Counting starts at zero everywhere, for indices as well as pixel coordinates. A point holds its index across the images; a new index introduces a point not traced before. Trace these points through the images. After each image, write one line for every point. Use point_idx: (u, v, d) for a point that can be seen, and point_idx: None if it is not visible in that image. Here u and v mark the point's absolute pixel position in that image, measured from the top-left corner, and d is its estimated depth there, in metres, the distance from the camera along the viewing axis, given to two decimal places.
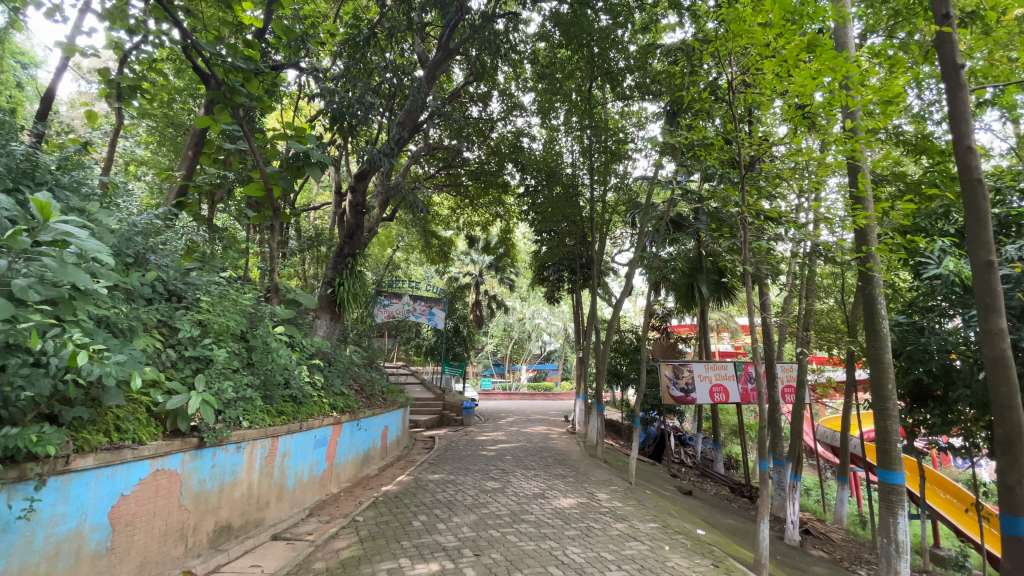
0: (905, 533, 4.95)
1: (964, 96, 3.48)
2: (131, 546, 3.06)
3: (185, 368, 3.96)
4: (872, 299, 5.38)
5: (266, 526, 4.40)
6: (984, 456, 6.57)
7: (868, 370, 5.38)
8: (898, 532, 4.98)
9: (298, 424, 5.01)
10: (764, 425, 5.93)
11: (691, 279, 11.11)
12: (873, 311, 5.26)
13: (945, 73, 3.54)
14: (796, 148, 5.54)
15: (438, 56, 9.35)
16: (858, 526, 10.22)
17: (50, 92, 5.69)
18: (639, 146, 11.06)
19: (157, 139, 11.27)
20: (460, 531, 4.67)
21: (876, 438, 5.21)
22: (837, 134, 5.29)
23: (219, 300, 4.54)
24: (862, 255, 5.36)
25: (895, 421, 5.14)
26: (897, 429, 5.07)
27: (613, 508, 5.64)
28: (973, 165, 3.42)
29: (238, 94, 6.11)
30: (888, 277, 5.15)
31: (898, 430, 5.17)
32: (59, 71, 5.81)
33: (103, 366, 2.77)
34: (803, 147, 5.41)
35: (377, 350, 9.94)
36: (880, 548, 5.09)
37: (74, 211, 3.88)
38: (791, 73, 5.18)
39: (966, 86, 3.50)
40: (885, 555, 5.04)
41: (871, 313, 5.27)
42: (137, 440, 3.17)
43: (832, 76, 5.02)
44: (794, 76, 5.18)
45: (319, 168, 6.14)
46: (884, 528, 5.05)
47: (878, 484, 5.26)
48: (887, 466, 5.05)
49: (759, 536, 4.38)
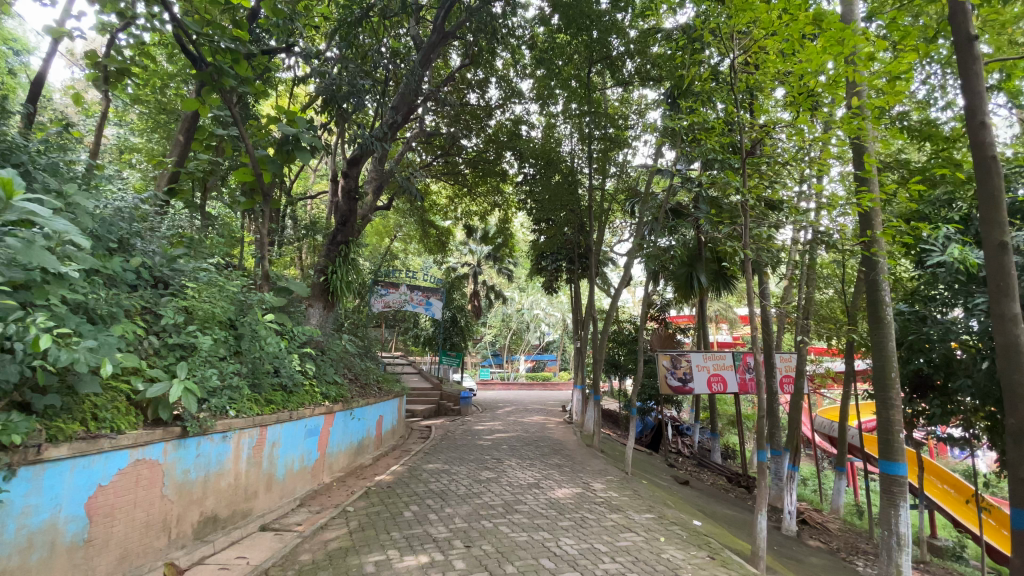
0: (906, 526, 4.82)
1: (978, 67, 3.34)
2: (110, 538, 2.98)
3: (169, 355, 3.80)
4: (876, 285, 5.27)
5: (254, 517, 4.28)
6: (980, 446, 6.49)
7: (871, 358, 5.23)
8: (899, 525, 4.85)
9: (288, 413, 4.89)
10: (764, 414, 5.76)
11: (690, 269, 11.01)
12: (876, 296, 5.15)
13: (958, 45, 3.40)
14: (800, 127, 5.38)
15: (432, 38, 9.00)
16: (855, 517, 10.19)
17: (42, 77, 5.61)
18: (638, 134, 10.97)
19: (151, 127, 11.13)
20: (451, 522, 4.58)
21: (877, 429, 5.09)
22: (843, 115, 5.12)
23: (204, 286, 4.42)
24: (868, 239, 5.21)
25: (898, 411, 4.98)
26: (899, 420, 4.94)
27: (609, 499, 5.57)
28: (986, 141, 3.29)
29: (225, 76, 6.04)
30: (893, 262, 5.04)
31: (901, 420, 5.01)
32: (52, 55, 5.73)
33: (71, 353, 2.66)
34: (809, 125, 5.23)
35: (373, 340, 9.82)
36: (880, 540, 4.97)
37: (51, 191, 3.78)
38: (796, 50, 5.03)
39: (979, 58, 3.36)
40: (885, 548, 4.92)
41: (875, 299, 5.16)
42: (114, 429, 3.05)
43: (837, 54, 4.83)
44: (798, 54, 5.05)
45: (309, 153, 6.00)
46: (884, 519, 4.92)
47: (880, 475, 5.11)
48: (890, 457, 4.90)
49: (758, 526, 4.31)
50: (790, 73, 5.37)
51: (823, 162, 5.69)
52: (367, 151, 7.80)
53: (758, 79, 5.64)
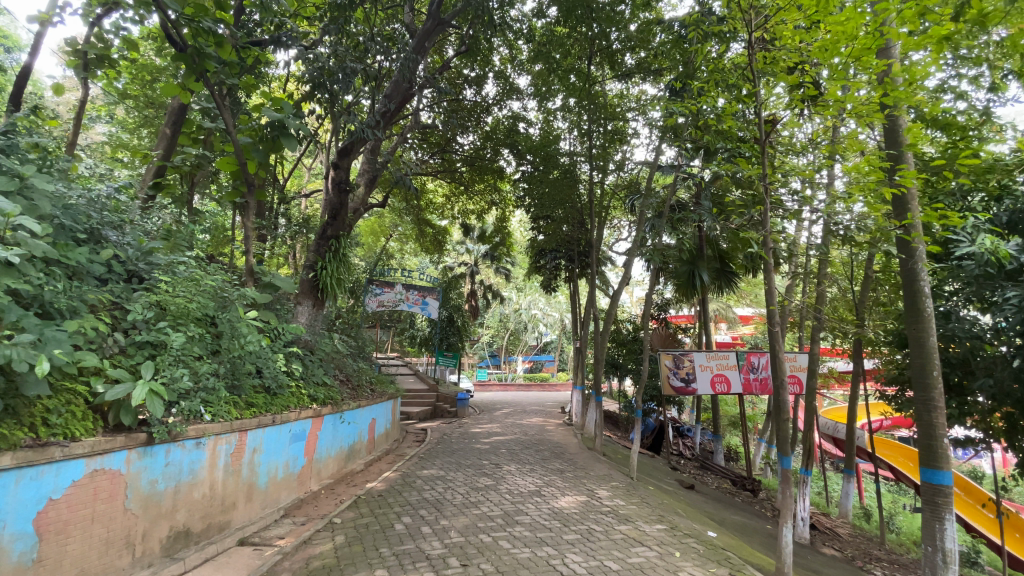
0: (952, 541, 4.49)
1: None
2: (63, 559, 2.64)
3: (136, 354, 3.45)
4: (913, 275, 4.96)
5: (231, 531, 3.93)
6: (991, 450, 6.35)
7: (907, 356, 4.93)
8: (944, 540, 4.52)
9: (270, 417, 4.54)
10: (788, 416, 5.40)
11: (692, 266, 10.68)
12: (914, 288, 4.88)
13: None
14: (822, 105, 4.94)
15: (426, 25, 8.55)
16: (864, 521, 9.91)
17: (27, 65, 5.29)
18: (638, 130, 10.70)
19: (139, 123, 10.76)
20: (447, 537, 4.24)
21: (918, 433, 4.79)
22: (875, 94, 4.60)
23: (179, 280, 4.06)
24: (907, 224, 4.86)
25: (940, 413, 4.65)
26: (942, 422, 4.63)
27: (615, 508, 5.25)
28: None
29: (207, 59, 5.69)
30: (931, 249, 4.72)
31: (943, 423, 4.69)
32: (37, 41, 5.41)
33: (2, 349, 2.33)
34: (841, 97, 4.67)
35: (366, 340, 9.47)
36: (922, 556, 4.64)
37: (5, 173, 3.43)
38: (823, 20, 4.53)
39: None
40: (929, 565, 4.58)
41: (913, 289, 4.87)
42: (67, 436, 2.71)
43: (871, 17, 4.30)
44: (826, 23, 4.54)
45: (296, 140, 5.65)
46: (928, 534, 4.61)
47: (919, 484, 4.80)
48: (933, 465, 4.59)
49: (784, 539, 4.03)
50: (811, 49, 4.93)
51: (842, 145, 5.39)
52: (359, 139, 7.49)
53: (776, 57, 5.16)
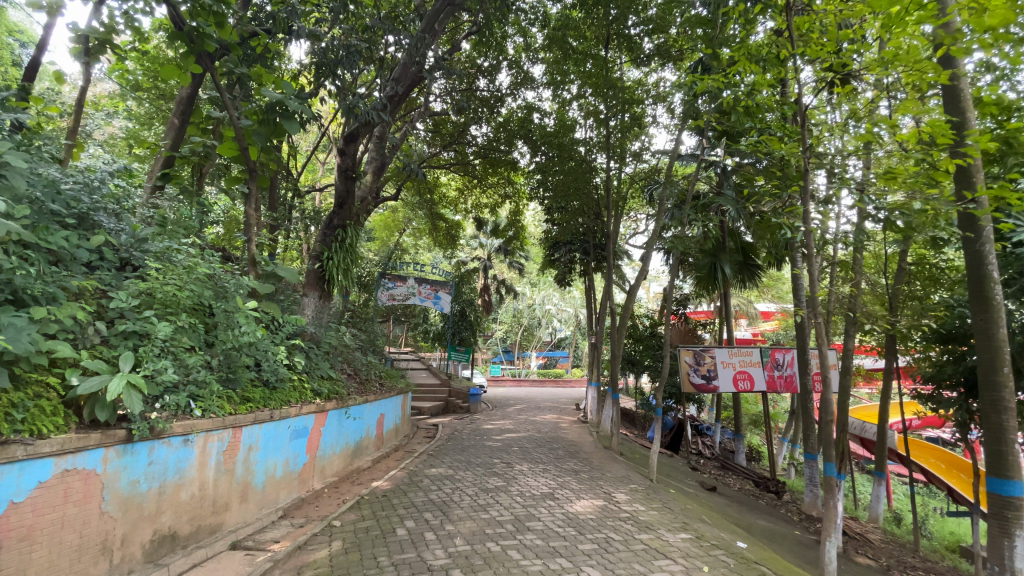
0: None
1: None
2: (28, 567, 2.42)
3: (119, 345, 3.22)
4: (979, 257, 4.51)
5: (223, 534, 3.71)
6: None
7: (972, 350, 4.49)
8: (1015, 560, 4.11)
9: (267, 413, 4.29)
10: (826, 416, 4.97)
11: (714, 258, 10.17)
12: (981, 272, 4.42)
13: None
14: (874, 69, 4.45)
15: (436, 4, 8.14)
16: (895, 526, 9.42)
17: (36, 59, 5.09)
18: (656, 118, 10.27)
19: (150, 115, 10.66)
20: (451, 545, 3.96)
21: (983, 437, 4.37)
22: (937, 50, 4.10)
23: (171, 267, 3.82)
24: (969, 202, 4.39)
25: (1011, 415, 4.23)
26: (1014, 427, 4.21)
27: (634, 514, 4.91)
28: None
29: (207, 39, 5.43)
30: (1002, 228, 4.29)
31: (1015, 427, 4.26)
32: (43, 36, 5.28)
33: None
34: (897, 56, 4.18)
35: (376, 334, 9.24)
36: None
37: None
38: None
39: None
40: None
41: (979, 275, 4.43)
42: (33, 433, 2.48)
43: None
44: None
45: (298, 123, 5.38)
46: (994, 554, 4.17)
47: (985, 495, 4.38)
48: (1001, 474, 4.19)
49: (828, 557, 4.17)
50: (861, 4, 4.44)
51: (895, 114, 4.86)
52: (366, 124, 7.19)
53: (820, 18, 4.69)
